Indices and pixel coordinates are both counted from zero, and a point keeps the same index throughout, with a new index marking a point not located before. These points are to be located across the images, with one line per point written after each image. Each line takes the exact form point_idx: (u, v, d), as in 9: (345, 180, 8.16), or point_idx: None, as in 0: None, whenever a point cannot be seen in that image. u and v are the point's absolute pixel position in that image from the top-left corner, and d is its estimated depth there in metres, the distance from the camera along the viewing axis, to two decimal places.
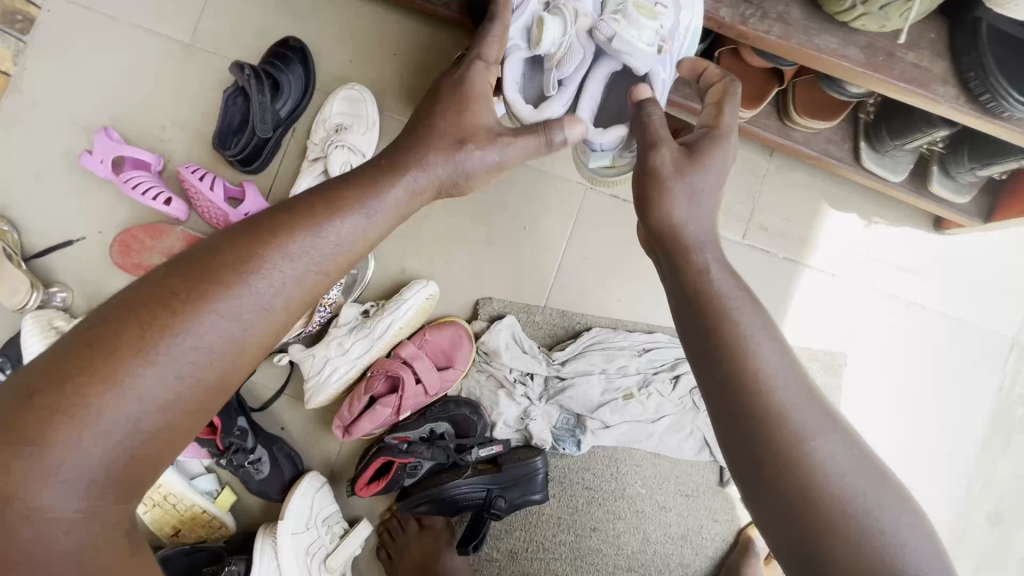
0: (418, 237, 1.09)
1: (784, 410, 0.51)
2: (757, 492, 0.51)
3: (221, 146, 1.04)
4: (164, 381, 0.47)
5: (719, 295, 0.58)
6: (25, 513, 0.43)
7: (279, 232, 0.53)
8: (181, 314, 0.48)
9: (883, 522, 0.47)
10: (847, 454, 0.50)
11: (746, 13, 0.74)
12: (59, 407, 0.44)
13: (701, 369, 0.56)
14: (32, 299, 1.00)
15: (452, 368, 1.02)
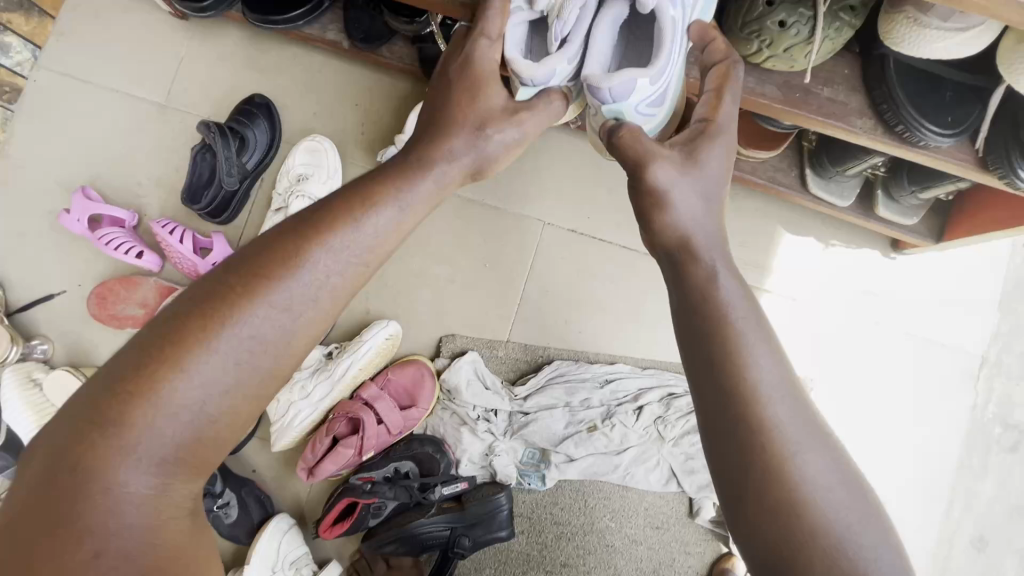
0: (382, 278, 1.13)
1: (779, 424, 0.47)
2: (742, 513, 0.46)
3: (190, 199, 1.08)
4: (224, 368, 0.45)
5: (724, 296, 0.54)
6: (100, 490, 0.42)
7: (324, 221, 0.50)
8: (230, 313, 0.46)
9: (870, 555, 0.43)
10: (836, 478, 0.46)
11: None
12: (138, 388, 0.43)
13: (696, 375, 0.52)
14: (12, 353, 1.05)
15: (415, 407, 1.03)
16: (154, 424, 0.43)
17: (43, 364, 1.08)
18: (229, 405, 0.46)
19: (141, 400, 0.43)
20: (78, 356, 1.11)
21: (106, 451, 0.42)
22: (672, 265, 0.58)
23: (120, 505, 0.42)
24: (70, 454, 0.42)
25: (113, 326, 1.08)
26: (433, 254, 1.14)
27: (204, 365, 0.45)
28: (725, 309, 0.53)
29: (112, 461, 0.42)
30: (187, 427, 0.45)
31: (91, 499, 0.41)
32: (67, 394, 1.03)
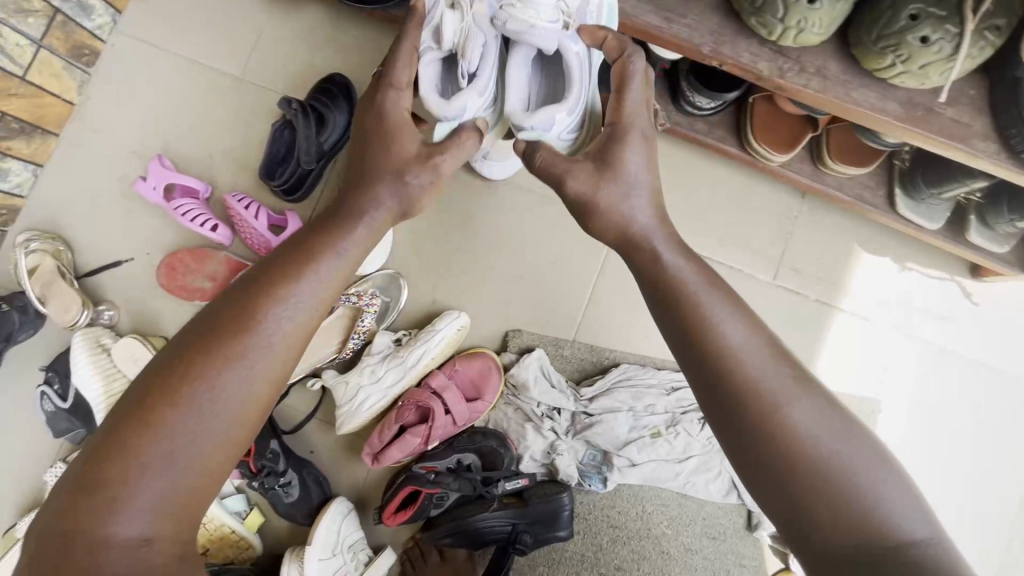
0: (451, 268, 1.12)
1: (764, 387, 0.53)
2: (752, 469, 0.52)
3: (267, 175, 1.08)
4: (197, 422, 0.51)
5: (683, 283, 0.61)
6: (96, 541, 0.46)
7: (267, 281, 0.56)
8: (189, 377, 0.51)
9: (875, 485, 0.49)
10: (829, 417, 0.52)
11: (783, 66, 0.75)
12: (118, 454, 0.48)
13: (676, 351, 0.60)
14: (82, 317, 1.05)
15: (480, 399, 1.03)
16: (150, 464, 0.49)
17: (110, 331, 1.08)
18: (224, 436, 0.52)
19: (148, 440, 0.49)
20: (143, 325, 1.11)
21: (105, 494, 0.47)
22: (629, 255, 0.66)
23: (114, 554, 0.46)
24: (64, 522, 0.47)
25: (181, 296, 1.07)
26: (504, 248, 1.13)
27: (209, 404, 0.51)
28: (693, 296, 0.60)
29: (103, 515, 0.47)
30: (193, 460, 0.50)
31: (85, 544, 0.46)
32: (134, 362, 1.03)
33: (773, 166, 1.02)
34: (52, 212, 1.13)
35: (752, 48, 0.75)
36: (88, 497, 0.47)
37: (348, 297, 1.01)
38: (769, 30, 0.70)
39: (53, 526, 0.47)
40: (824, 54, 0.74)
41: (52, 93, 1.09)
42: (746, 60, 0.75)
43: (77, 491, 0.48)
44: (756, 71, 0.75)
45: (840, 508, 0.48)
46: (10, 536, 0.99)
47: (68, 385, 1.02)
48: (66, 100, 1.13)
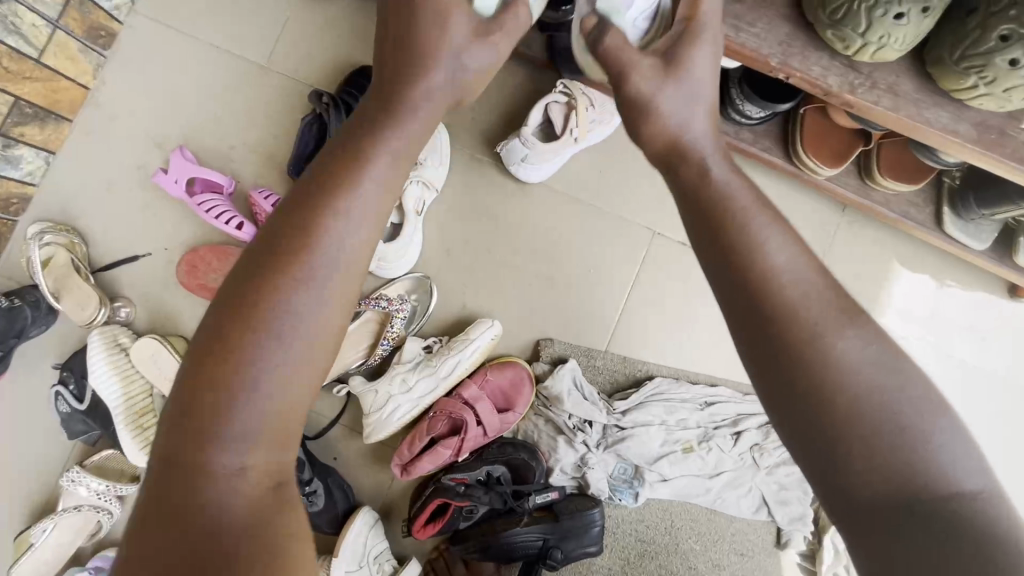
0: (482, 273, 1.08)
1: (811, 316, 0.46)
2: (787, 410, 0.46)
3: (295, 172, 1.03)
4: (281, 345, 0.48)
5: (727, 199, 0.54)
6: (202, 475, 0.44)
7: (320, 187, 0.52)
8: (269, 295, 0.48)
9: (926, 434, 0.42)
10: (880, 358, 0.45)
11: (854, 82, 0.72)
12: (210, 381, 0.47)
13: (710, 271, 0.53)
14: (100, 315, 1.00)
15: (511, 411, 1.00)
16: (237, 393, 0.47)
17: (127, 329, 1.04)
18: (304, 359, 0.49)
19: (228, 371, 0.47)
20: (160, 323, 1.06)
21: (201, 429, 0.46)
22: (670, 167, 0.60)
23: (216, 485, 0.44)
24: (178, 457, 0.45)
25: (202, 295, 1.05)
26: (536, 253, 1.09)
27: (279, 325, 0.48)
28: (739, 214, 0.53)
29: (209, 447, 0.45)
30: (275, 388, 0.48)
31: (190, 478, 0.44)
32: (154, 363, 1.00)
33: (819, 179, 0.99)
34: (65, 203, 1.08)
35: (822, 61, 0.72)
36: (189, 434, 0.46)
37: (377, 302, 0.98)
38: (845, 43, 0.67)
39: (161, 461, 0.45)
40: (897, 71, 0.71)
41: (67, 77, 1.04)
42: (816, 74, 0.72)
43: (174, 428, 0.46)
44: (825, 86, 0.72)
45: (885, 459, 0.42)
46: (23, 540, 0.95)
47: (86, 386, 0.98)
48: (81, 84, 1.07)
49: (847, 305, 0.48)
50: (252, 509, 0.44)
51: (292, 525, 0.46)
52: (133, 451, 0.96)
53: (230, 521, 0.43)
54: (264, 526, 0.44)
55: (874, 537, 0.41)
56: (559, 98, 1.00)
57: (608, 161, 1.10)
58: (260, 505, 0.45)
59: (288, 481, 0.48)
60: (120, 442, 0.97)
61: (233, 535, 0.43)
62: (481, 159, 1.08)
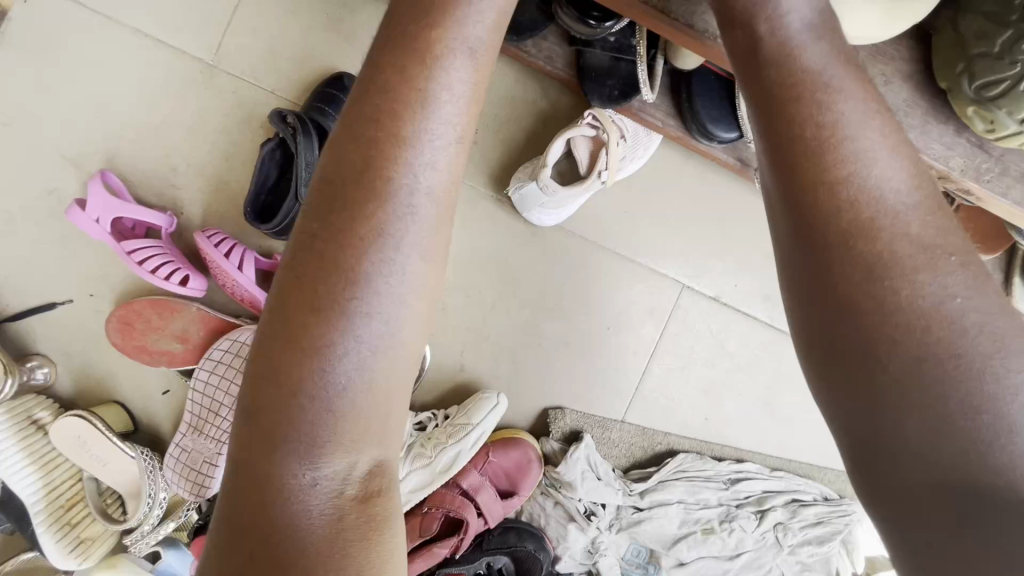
0: (482, 330, 0.92)
1: (884, 249, 0.38)
2: (835, 362, 0.38)
3: (253, 213, 0.82)
4: (364, 322, 0.42)
5: (808, 74, 0.42)
6: (282, 490, 0.41)
7: (394, 122, 0.44)
8: (347, 258, 0.42)
9: (1007, 419, 0.34)
10: (966, 317, 0.36)
11: (981, 166, 0.56)
12: (284, 374, 0.42)
13: (768, 157, 0.42)
14: (6, 387, 0.79)
15: (515, 494, 0.88)
16: (316, 390, 0.42)
17: (44, 397, 0.85)
18: (391, 349, 0.43)
19: (303, 364, 0.42)
20: (88, 386, 0.87)
21: (275, 428, 0.42)
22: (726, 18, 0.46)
23: (303, 497, 0.41)
24: (252, 461, 0.42)
25: (141, 360, 0.83)
26: (548, 308, 0.94)
27: (357, 304, 0.42)
28: (818, 98, 0.41)
29: (288, 457, 0.41)
30: (353, 382, 0.42)
31: (269, 481, 0.41)
32: (79, 446, 0.81)
33: None
34: None
35: (945, 138, 0.56)
36: (265, 436, 0.42)
37: None
38: (991, 125, 0.51)
39: (241, 463, 0.42)
40: None
41: None
42: (936, 154, 0.56)
43: (248, 420, 0.43)
44: (945, 170, 0.57)
45: (949, 437, 0.34)
46: None
47: None
48: None
49: (935, 240, 0.39)
50: (336, 524, 0.41)
51: (370, 545, 0.41)
52: (56, 556, 0.80)
53: (312, 539, 0.40)
54: (349, 540, 0.41)
55: (918, 520, 0.34)
56: (585, 132, 0.82)
57: (634, 203, 0.94)
58: (345, 519, 0.41)
59: (373, 491, 0.43)
60: (40, 543, 0.80)
61: (315, 554, 0.40)
62: (481, 197, 0.91)
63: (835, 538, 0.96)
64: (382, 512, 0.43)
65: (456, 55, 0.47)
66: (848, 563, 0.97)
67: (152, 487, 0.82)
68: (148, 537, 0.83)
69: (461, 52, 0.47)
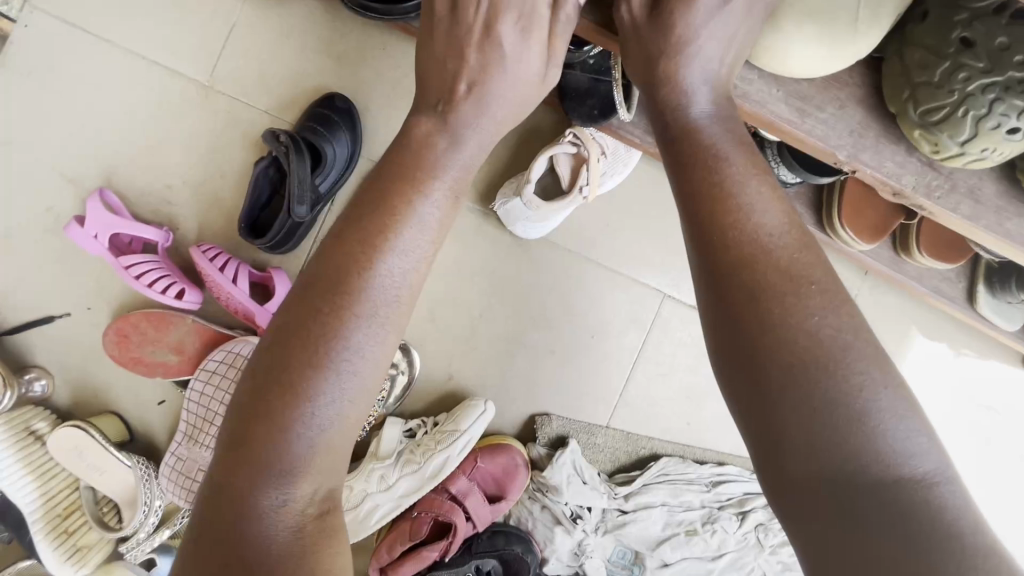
0: (470, 340, 0.96)
1: (759, 278, 0.44)
2: (738, 382, 0.44)
3: (246, 227, 0.85)
4: (343, 370, 0.47)
5: (708, 143, 0.52)
6: (246, 510, 0.44)
7: (385, 203, 0.52)
8: (331, 314, 0.47)
9: (861, 409, 0.40)
10: (833, 330, 0.42)
11: (931, 183, 0.60)
12: (266, 410, 0.45)
13: (686, 207, 0.50)
14: (6, 399, 0.82)
15: (503, 499, 0.90)
16: (295, 425, 0.45)
17: (42, 408, 0.87)
18: (362, 393, 0.48)
19: (291, 409, 0.45)
20: (86, 397, 0.89)
21: (253, 458, 0.45)
22: (653, 95, 0.55)
23: (268, 518, 0.44)
24: (227, 484, 0.45)
25: (137, 371, 0.86)
26: (534, 318, 0.97)
27: (342, 359, 0.47)
28: (715, 162, 0.50)
29: (256, 482, 0.45)
30: (332, 424, 0.47)
31: (238, 505, 0.44)
32: (78, 455, 0.83)
33: (852, 250, 0.90)
34: None
35: (898, 157, 0.60)
36: (241, 465, 0.45)
37: None
38: (935, 147, 0.55)
39: (216, 483, 0.45)
40: (980, 172, 0.60)
41: None
42: (889, 172, 0.60)
43: (228, 447, 0.46)
44: (897, 187, 0.61)
45: (820, 439, 0.39)
46: None
47: None
48: None
49: (801, 268, 0.45)
50: (295, 541, 0.44)
51: (330, 557, 0.45)
52: (54, 563, 0.82)
53: (270, 556, 0.43)
54: (312, 554, 0.44)
55: (812, 514, 0.39)
56: (566, 150, 0.86)
57: (615, 216, 0.98)
58: (303, 537, 0.45)
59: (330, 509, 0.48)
60: (37, 551, 0.82)
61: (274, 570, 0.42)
62: (468, 212, 0.95)
63: None
64: (334, 530, 0.47)
65: (472, 138, 0.57)
66: None
67: (147, 496, 0.84)
68: (143, 545, 0.85)
69: (456, 154, 0.56)
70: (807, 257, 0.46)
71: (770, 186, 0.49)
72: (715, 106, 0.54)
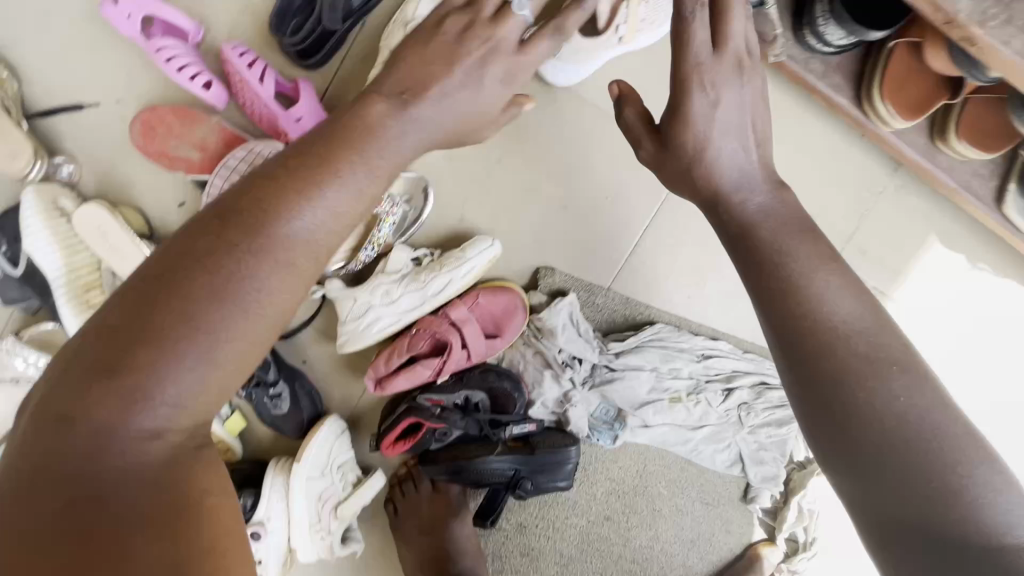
0: (485, 184, 0.96)
1: (838, 357, 0.49)
2: (839, 459, 0.48)
3: (278, 28, 0.87)
4: (234, 319, 0.43)
5: (768, 236, 0.57)
6: (95, 433, 0.39)
7: (313, 162, 0.48)
8: (229, 261, 0.44)
9: (959, 487, 0.43)
10: (918, 409, 0.46)
11: (988, 11, 0.57)
12: (132, 337, 0.41)
13: (763, 300, 0.55)
14: (35, 170, 0.87)
15: (499, 338, 0.93)
16: (162, 367, 0.41)
17: (70, 190, 0.90)
18: (252, 342, 0.45)
19: (169, 352, 0.41)
20: (111, 187, 0.92)
21: (110, 390, 0.40)
22: (711, 203, 0.62)
23: (122, 443, 0.40)
24: (67, 411, 0.40)
25: (162, 164, 0.88)
26: (555, 172, 0.97)
27: (239, 301, 0.44)
28: (781, 255, 0.56)
29: (110, 407, 0.40)
30: (203, 378, 0.43)
31: (84, 435, 0.39)
32: (100, 232, 0.86)
33: (886, 129, 0.87)
34: None
35: None
36: (83, 393, 0.40)
37: None
38: None
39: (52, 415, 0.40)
40: None
41: None
42: None
43: (73, 373, 0.41)
44: (950, 12, 0.58)
45: (908, 496, 0.43)
46: None
47: (20, 250, 0.86)
48: None
49: (883, 347, 0.50)
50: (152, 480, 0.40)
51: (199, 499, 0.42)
52: (76, 328, 0.87)
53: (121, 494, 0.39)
54: (166, 490, 0.40)
55: (901, 555, 0.43)
56: None
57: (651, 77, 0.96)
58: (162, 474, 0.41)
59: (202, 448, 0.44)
60: (61, 316, 0.87)
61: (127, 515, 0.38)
62: None
63: (794, 422, 1.01)
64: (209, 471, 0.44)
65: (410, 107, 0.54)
66: (802, 447, 1.03)
67: None
68: None
69: (393, 144, 0.53)
70: (887, 333, 0.51)
71: (842, 274, 0.54)
72: (769, 198, 0.60)
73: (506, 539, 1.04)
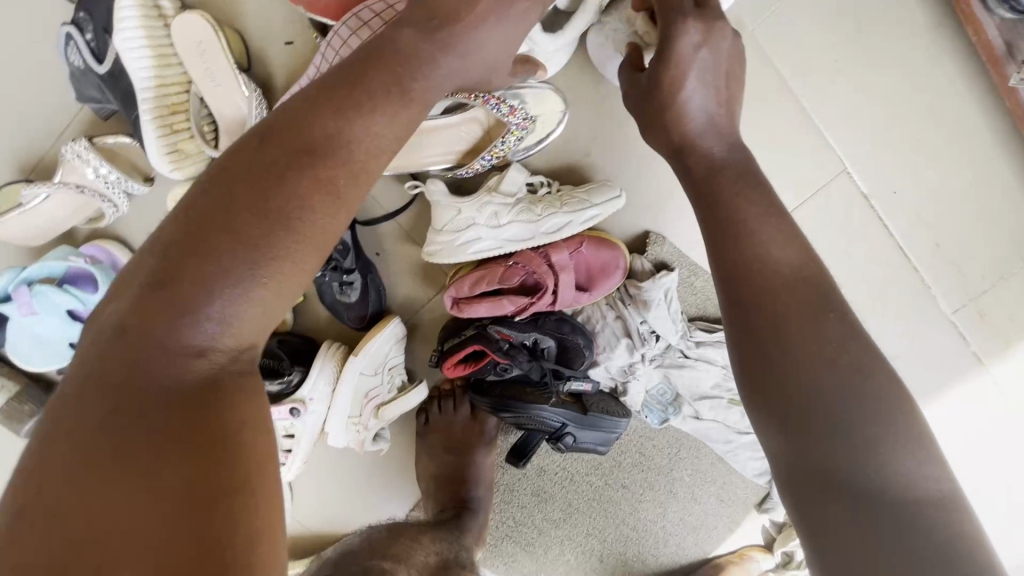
0: (626, 123, 0.85)
1: (774, 296, 0.51)
2: (773, 418, 0.49)
3: None
4: (291, 231, 0.46)
5: (726, 164, 0.60)
6: (162, 343, 0.41)
7: (362, 71, 0.52)
8: (285, 169, 0.47)
9: (878, 446, 0.45)
10: (850, 355, 0.48)
11: None
12: (204, 245, 0.44)
13: (717, 254, 0.56)
14: None
15: (589, 292, 0.86)
16: (222, 277, 0.43)
17: None
18: (313, 245, 0.47)
19: (230, 253, 0.44)
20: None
21: (177, 295, 0.42)
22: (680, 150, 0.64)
23: (184, 351, 0.42)
24: (133, 327, 0.42)
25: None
26: None
27: (283, 214, 0.45)
28: (745, 197, 0.57)
29: (174, 319, 0.42)
30: (257, 284, 0.44)
31: (154, 344, 0.41)
32: (197, 51, 0.76)
33: None
34: None
35: None
36: (157, 301, 0.42)
37: (498, 106, 0.73)
38: None
39: (122, 319, 0.42)
40: None
41: None
42: None
43: (146, 277, 0.43)
44: None
45: (838, 451, 0.46)
46: (14, 192, 0.82)
47: (108, 45, 0.76)
48: None
49: (810, 290, 0.52)
50: (210, 379, 0.42)
51: (243, 405, 0.42)
52: (160, 154, 0.78)
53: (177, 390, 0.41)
54: (220, 399, 0.41)
55: (811, 505, 0.46)
56: None
57: (851, 55, 0.85)
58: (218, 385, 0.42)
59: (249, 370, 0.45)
60: (142, 136, 0.77)
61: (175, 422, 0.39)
62: None
63: None
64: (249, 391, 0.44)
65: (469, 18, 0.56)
66: None
67: None
68: None
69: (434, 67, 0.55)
70: (816, 276, 0.53)
71: (784, 223, 0.56)
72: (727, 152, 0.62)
73: (524, 477, 1.06)
